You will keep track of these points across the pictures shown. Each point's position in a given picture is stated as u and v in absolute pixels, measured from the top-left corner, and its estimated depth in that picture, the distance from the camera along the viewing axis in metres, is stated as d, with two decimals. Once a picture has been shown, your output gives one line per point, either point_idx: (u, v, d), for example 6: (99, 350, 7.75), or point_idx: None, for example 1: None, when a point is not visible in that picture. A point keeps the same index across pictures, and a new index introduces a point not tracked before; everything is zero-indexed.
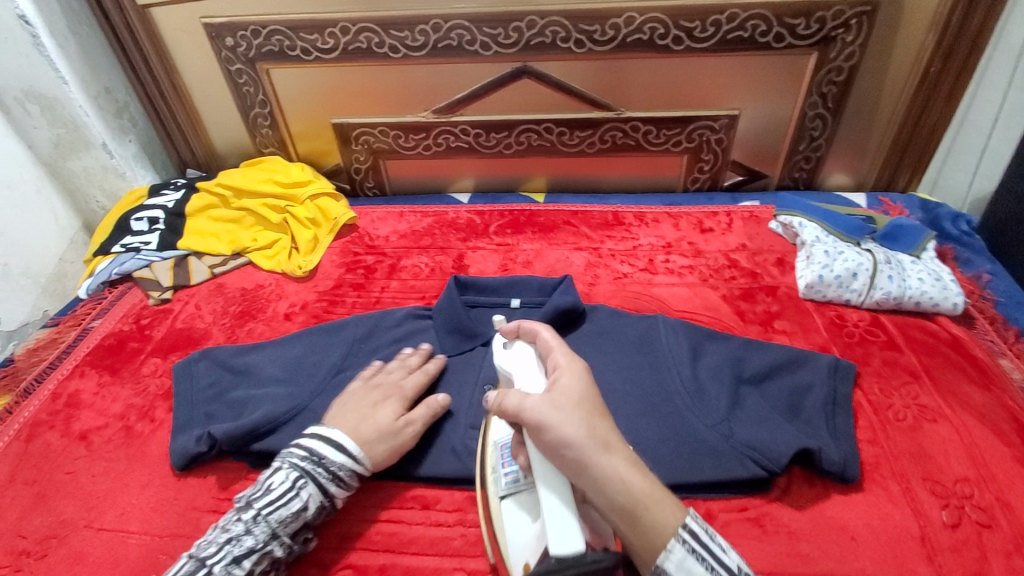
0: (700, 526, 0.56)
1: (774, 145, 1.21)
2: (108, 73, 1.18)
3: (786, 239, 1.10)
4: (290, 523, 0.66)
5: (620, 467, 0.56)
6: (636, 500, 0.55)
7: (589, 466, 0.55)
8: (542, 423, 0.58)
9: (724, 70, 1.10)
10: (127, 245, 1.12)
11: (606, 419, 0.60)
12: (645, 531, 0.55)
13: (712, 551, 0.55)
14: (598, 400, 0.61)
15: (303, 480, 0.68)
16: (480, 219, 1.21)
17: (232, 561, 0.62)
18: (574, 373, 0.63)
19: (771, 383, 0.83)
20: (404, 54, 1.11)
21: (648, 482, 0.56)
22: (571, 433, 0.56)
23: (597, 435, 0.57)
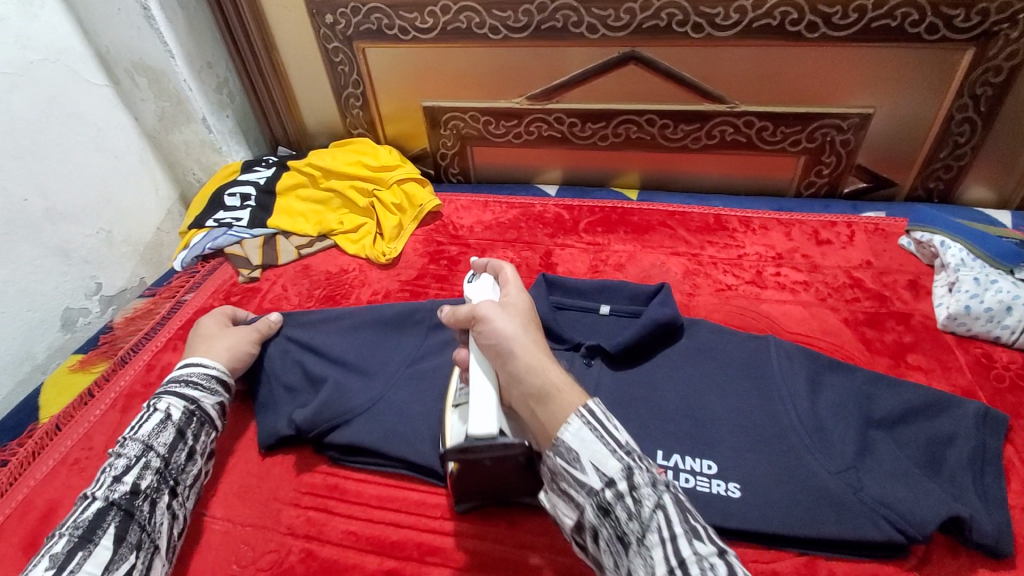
0: (603, 411, 0.53)
1: (908, 150, 1.06)
2: (211, 48, 1.18)
3: (920, 259, 0.97)
4: (161, 430, 0.68)
5: (543, 362, 0.57)
6: (548, 386, 0.54)
7: (513, 356, 0.57)
8: (484, 313, 0.61)
9: (862, 63, 0.97)
10: (220, 220, 1.13)
11: (538, 332, 0.62)
12: (552, 415, 0.53)
13: (606, 427, 0.51)
14: (536, 318, 0.63)
15: (156, 399, 0.71)
16: (569, 214, 1.14)
17: (112, 479, 0.63)
18: (523, 296, 0.67)
19: (905, 429, 0.72)
20: (504, 35, 1.05)
21: (563, 378, 0.56)
22: (506, 326, 0.59)
23: (527, 336, 0.59)
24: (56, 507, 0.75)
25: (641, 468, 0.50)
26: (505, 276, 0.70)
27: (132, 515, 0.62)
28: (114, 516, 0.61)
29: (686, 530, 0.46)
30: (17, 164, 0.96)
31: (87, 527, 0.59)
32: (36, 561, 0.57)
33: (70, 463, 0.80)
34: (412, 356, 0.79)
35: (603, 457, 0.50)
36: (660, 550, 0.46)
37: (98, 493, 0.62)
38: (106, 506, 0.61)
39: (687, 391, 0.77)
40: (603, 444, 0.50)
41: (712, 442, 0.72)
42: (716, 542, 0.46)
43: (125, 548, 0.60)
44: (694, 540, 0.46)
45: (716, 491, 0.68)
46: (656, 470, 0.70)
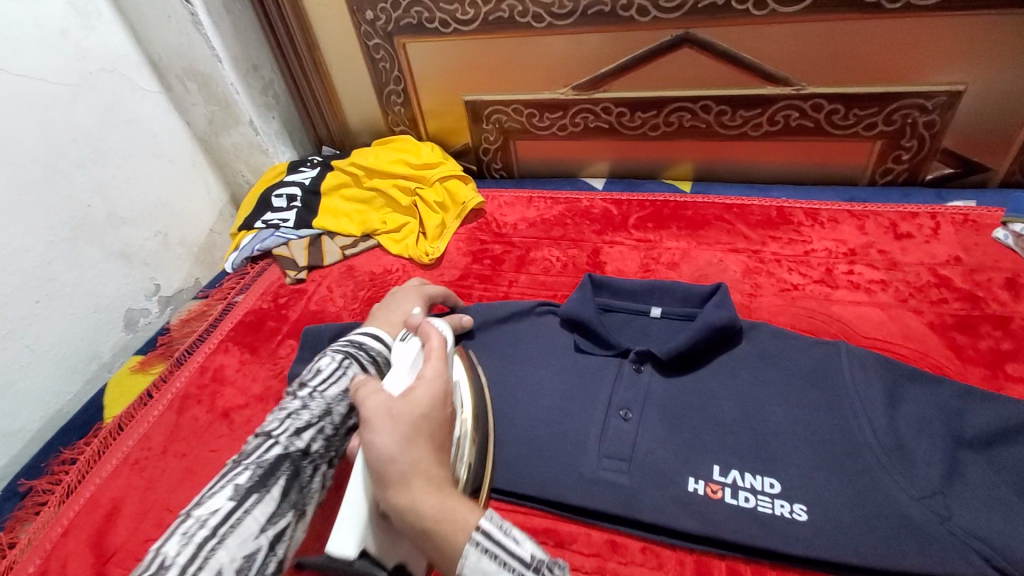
0: (496, 524, 0.51)
1: (1004, 130, 0.94)
2: (257, 50, 1.19)
3: (1018, 254, 0.86)
4: (342, 398, 0.66)
5: (419, 492, 0.51)
6: (426, 525, 0.50)
7: (390, 490, 0.51)
8: (368, 425, 0.53)
9: (953, 33, 0.86)
10: (268, 221, 1.15)
11: (436, 442, 0.54)
12: (434, 548, 0.50)
13: (506, 546, 0.50)
14: (441, 423, 0.55)
15: (347, 360, 0.71)
16: (618, 210, 1.09)
17: (296, 429, 0.61)
18: (434, 385, 0.57)
19: (1005, 450, 0.63)
20: (549, 23, 1.00)
21: (449, 501, 0.51)
22: (384, 448, 0.51)
23: (409, 458, 0.51)
24: (119, 506, 0.78)
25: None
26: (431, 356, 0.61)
27: (299, 473, 0.58)
28: (288, 469, 0.57)
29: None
30: (81, 172, 1.00)
31: (266, 468, 0.56)
32: (215, 488, 0.54)
33: (131, 462, 0.83)
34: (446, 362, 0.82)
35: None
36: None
37: (281, 437, 0.60)
38: (282, 454, 0.58)
39: (748, 402, 0.71)
40: (507, 569, 0.48)
41: (775, 458, 0.66)
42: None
43: (286, 507, 0.55)
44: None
45: (779, 513, 0.63)
46: (712, 488, 0.65)
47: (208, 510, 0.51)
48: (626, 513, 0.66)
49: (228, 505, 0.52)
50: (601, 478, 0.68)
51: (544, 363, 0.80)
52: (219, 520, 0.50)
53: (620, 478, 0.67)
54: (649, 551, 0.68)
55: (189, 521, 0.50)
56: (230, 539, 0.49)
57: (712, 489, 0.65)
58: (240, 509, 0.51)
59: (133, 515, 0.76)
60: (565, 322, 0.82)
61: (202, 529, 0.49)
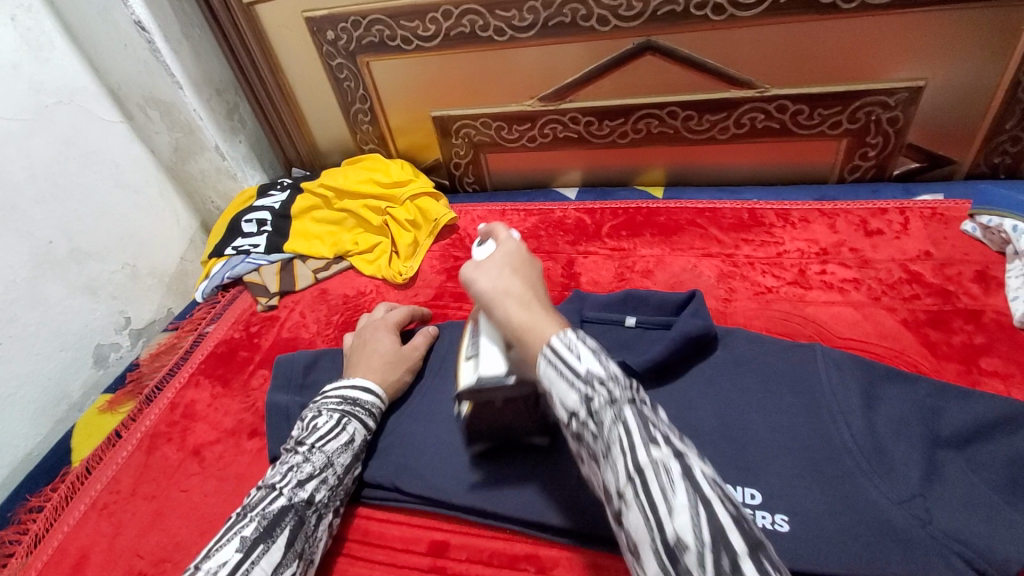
0: (568, 343, 0.48)
1: (967, 123, 0.94)
2: (219, 74, 1.17)
3: (988, 246, 0.86)
4: (344, 452, 0.66)
5: (513, 309, 0.53)
6: (522, 330, 0.52)
7: (493, 310, 0.55)
8: (466, 278, 0.59)
9: (911, 30, 0.87)
10: (238, 248, 1.13)
11: (528, 278, 0.57)
12: (528, 354, 0.51)
13: (566, 360, 0.47)
14: (531, 264, 0.59)
15: (346, 418, 0.68)
16: (591, 219, 1.08)
17: (299, 482, 0.62)
18: (510, 243, 0.62)
19: (982, 447, 0.62)
20: (511, 36, 0.99)
21: (541, 319, 0.52)
22: (483, 284, 0.56)
23: (502, 285, 0.56)
24: (89, 553, 0.75)
25: (598, 391, 0.46)
26: (497, 231, 0.65)
27: (304, 522, 0.60)
28: (293, 520, 0.59)
29: (645, 440, 0.43)
30: (42, 209, 0.98)
31: (271, 520, 0.57)
32: (221, 541, 0.55)
33: (100, 507, 0.80)
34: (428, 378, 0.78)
35: (557, 386, 0.47)
36: (622, 460, 0.43)
37: (285, 489, 0.60)
38: (287, 505, 0.60)
39: (724, 410, 0.71)
40: (561, 378, 0.47)
41: (755, 468, 0.65)
42: (683, 455, 0.43)
43: (291, 555, 0.57)
44: (650, 447, 0.43)
45: (760, 524, 0.61)
46: None
47: (218, 563, 0.52)
48: None
49: (236, 557, 0.53)
50: None
51: None
52: (228, 573, 0.52)
53: None
54: None
55: (199, 574, 0.52)
56: None
57: None
58: (248, 561, 0.54)
59: (103, 562, 0.74)
60: None
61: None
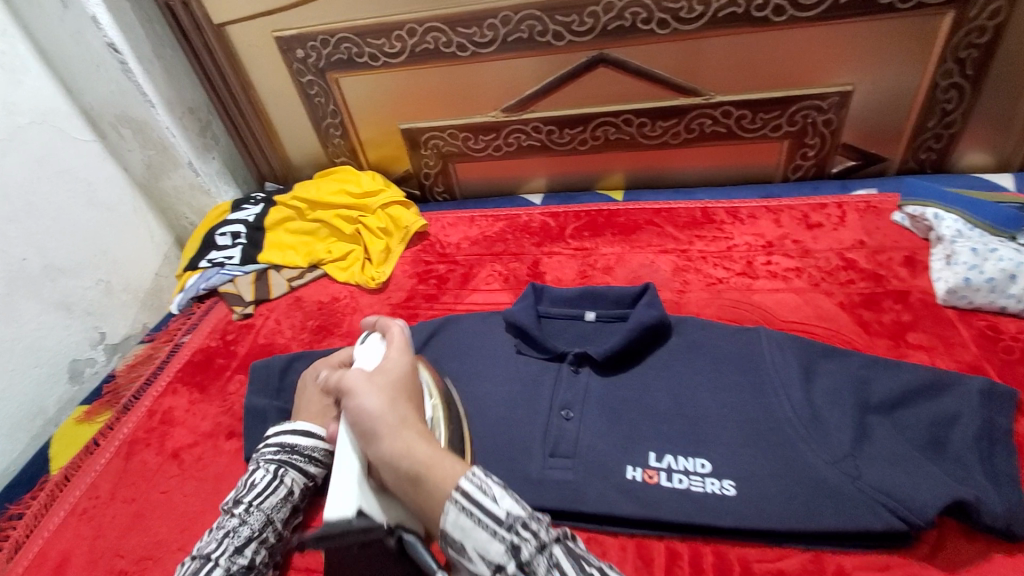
0: (476, 483, 0.48)
1: (895, 123, 1.03)
2: (191, 92, 1.21)
3: (916, 233, 0.94)
4: (283, 506, 0.67)
5: (409, 440, 0.53)
6: (416, 467, 0.51)
7: (381, 439, 0.54)
8: (354, 391, 0.57)
9: (836, 40, 0.95)
10: (213, 260, 1.16)
11: (413, 400, 0.58)
12: (426, 495, 0.50)
13: (482, 505, 0.47)
14: (416, 387, 0.60)
15: (283, 468, 0.69)
16: (555, 222, 1.14)
17: (235, 549, 0.62)
18: (403, 357, 0.62)
19: (906, 412, 0.68)
20: (472, 51, 1.05)
21: (438, 452, 0.52)
22: (372, 404, 0.55)
23: (395, 413, 0.55)
24: (69, 557, 0.76)
25: (523, 538, 0.45)
26: (391, 331, 0.66)
27: None
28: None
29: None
30: (16, 227, 0.99)
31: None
32: None
33: (79, 513, 0.81)
34: None
35: (479, 539, 0.46)
36: None
37: (221, 560, 0.60)
38: None
39: (678, 389, 0.75)
40: (481, 528, 0.46)
41: (705, 440, 0.70)
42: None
43: None
44: None
45: (710, 490, 0.67)
46: (649, 473, 0.69)
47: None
48: (568, 505, 0.69)
49: None
50: (548, 476, 0.71)
51: (490, 375, 0.82)
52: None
53: (566, 475, 0.70)
54: (595, 541, 0.71)
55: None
56: None
57: (650, 475, 0.69)
58: None
59: (84, 564, 0.75)
60: (510, 330, 0.86)
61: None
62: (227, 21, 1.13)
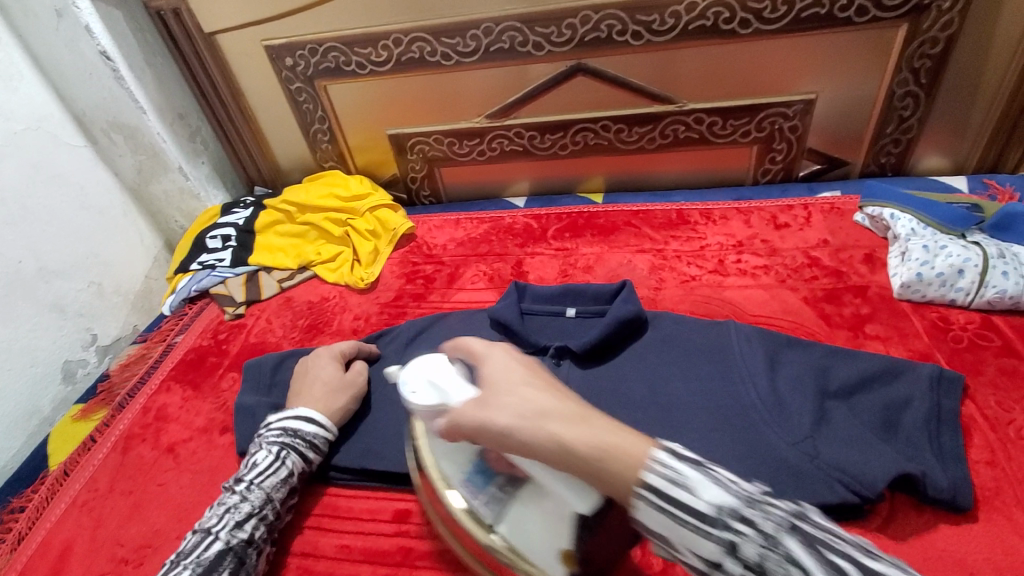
0: (663, 478, 0.42)
1: (857, 128, 1.09)
2: (181, 99, 1.24)
3: (875, 232, 1.00)
4: (281, 487, 0.70)
5: (572, 432, 0.46)
6: (608, 455, 0.44)
7: (540, 444, 0.46)
8: (481, 424, 0.49)
9: (799, 51, 1.01)
10: (204, 262, 1.18)
11: (546, 383, 0.51)
12: (617, 479, 0.43)
13: (679, 504, 0.41)
14: (521, 367, 0.54)
15: (285, 450, 0.72)
16: (538, 223, 1.18)
17: (235, 523, 0.65)
18: (494, 355, 0.56)
19: (863, 396, 0.73)
20: (456, 60, 1.10)
21: (601, 431, 0.46)
22: (503, 420, 0.48)
23: (533, 406, 0.48)
24: (71, 546, 0.79)
25: (744, 533, 0.40)
26: (468, 347, 0.59)
27: (243, 563, 0.64)
28: (231, 563, 0.63)
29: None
30: (11, 231, 1.02)
31: (207, 564, 0.61)
32: None
33: (79, 505, 0.84)
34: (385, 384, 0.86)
35: (692, 540, 0.41)
36: None
37: (221, 534, 0.64)
38: (225, 549, 0.63)
39: (652, 379, 0.80)
40: (682, 526, 0.41)
41: (678, 426, 0.74)
42: (876, 573, 0.37)
43: None
44: None
45: None
46: None
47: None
48: None
49: None
50: None
51: None
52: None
53: None
54: None
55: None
56: None
57: None
58: None
59: (84, 553, 0.78)
60: (494, 325, 0.90)
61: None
62: (218, 30, 1.16)
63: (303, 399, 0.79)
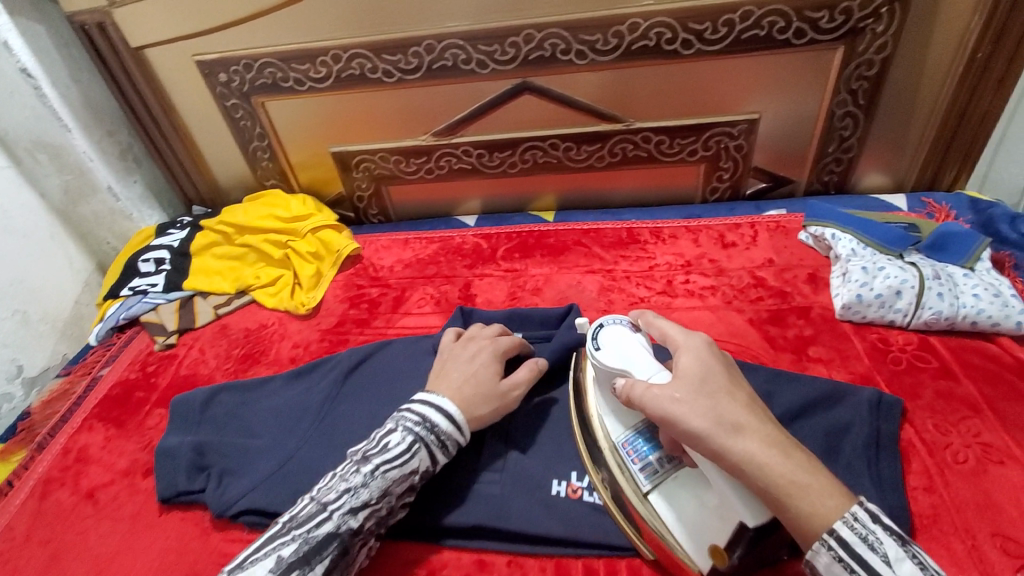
0: (857, 536, 0.48)
1: (800, 147, 1.11)
2: (111, 117, 1.19)
3: (818, 252, 1.00)
4: (402, 482, 0.64)
5: (753, 450, 0.50)
6: (788, 483, 0.49)
7: (725, 457, 0.51)
8: (668, 417, 0.54)
9: (741, 72, 1.01)
10: (135, 287, 1.11)
11: (748, 399, 0.54)
12: (800, 510, 0.49)
13: (865, 562, 0.47)
14: (726, 373, 0.56)
15: (417, 444, 0.65)
16: (487, 243, 1.15)
17: (350, 510, 0.61)
18: (693, 348, 0.58)
19: (806, 422, 0.72)
20: (398, 78, 1.07)
21: (796, 464, 0.50)
22: (698, 422, 0.52)
23: (730, 419, 0.52)
24: None
25: None
26: (663, 331, 0.62)
27: (344, 553, 0.61)
28: (335, 550, 0.59)
29: None
30: None
31: (314, 545, 0.58)
32: (261, 554, 0.58)
33: None
34: (325, 416, 0.79)
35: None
36: None
37: (334, 515, 0.60)
38: (333, 533, 0.60)
39: None
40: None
41: None
42: None
43: None
44: None
45: None
46: (572, 488, 0.69)
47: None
48: (492, 521, 0.68)
49: None
50: (474, 491, 0.71)
51: None
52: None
53: (492, 488, 0.70)
54: (515, 564, 0.68)
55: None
56: None
57: (572, 490, 0.69)
58: None
59: None
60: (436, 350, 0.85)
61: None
62: (146, 44, 1.10)
63: (440, 386, 0.71)
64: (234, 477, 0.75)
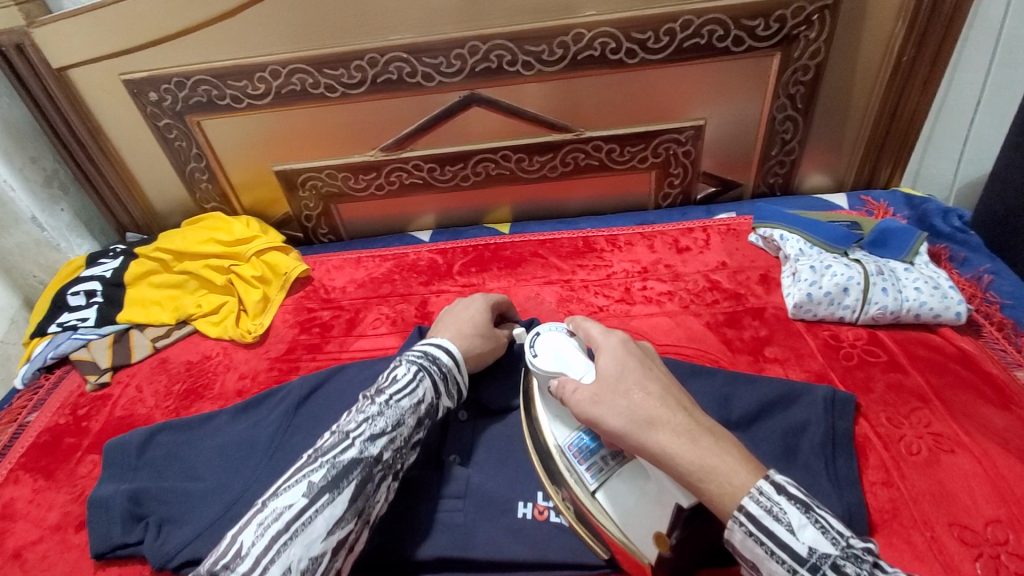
0: (762, 509, 0.48)
1: (745, 151, 1.13)
2: (33, 142, 1.10)
3: (768, 253, 1.02)
4: (415, 411, 0.64)
5: (664, 442, 0.52)
6: (699, 470, 0.50)
7: (644, 450, 0.53)
8: (592, 420, 0.57)
9: (685, 79, 1.03)
10: (63, 323, 1.02)
11: (661, 389, 0.55)
12: (709, 495, 0.50)
13: (776, 536, 0.47)
14: (642, 367, 0.57)
15: (422, 372, 0.67)
16: (443, 258, 1.13)
17: (371, 435, 0.60)
18: (612, 349, 0.60)
19: (765, 425, 0.72)
20: (341, 92, 1.03)
21: (706, 448, 0.51)
22: (615, 422, 0.55)
23: (645, 415, 0.54)
24: None
25: (779, 557, 0.47)
26: (590, 334, 0.64)
27: (370, 481, 0.58)
28: (360, 476, 0.58)
29: None
30: None
31: (341, 469, 0.57)
32: (292, 480, 0.57)
33: None
34: (275, 449, 0.75)
35: (767, 561, 0.48)
36: None
37: (356, 441, 0.60)
38: (357, 459, 0.58)
39: None
40: (764, 550, 0.48)
41: None
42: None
43: (350, 513, 0.56)
44: None
45: None
46: (539, 509, 0.67)
47: (285, 505, 0.54)
48: (457, 552, 0.65)
49: (300, 502, 0.55)
50: (437, 521, 0.67)
51: None
52: (292, 517, 0.54)
53: (455, 517, 0.67)
54: None
55: (266, 512, 0.54)
56: (296, 539, 0.53)
57: (539, 511, 0.67)
58: (312, 508, 0.54)
59: None
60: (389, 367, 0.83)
61: (278, 523, 0.53)
62: (66, 64, 1.02)
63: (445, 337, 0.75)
64: (174, 523, 0.70)
